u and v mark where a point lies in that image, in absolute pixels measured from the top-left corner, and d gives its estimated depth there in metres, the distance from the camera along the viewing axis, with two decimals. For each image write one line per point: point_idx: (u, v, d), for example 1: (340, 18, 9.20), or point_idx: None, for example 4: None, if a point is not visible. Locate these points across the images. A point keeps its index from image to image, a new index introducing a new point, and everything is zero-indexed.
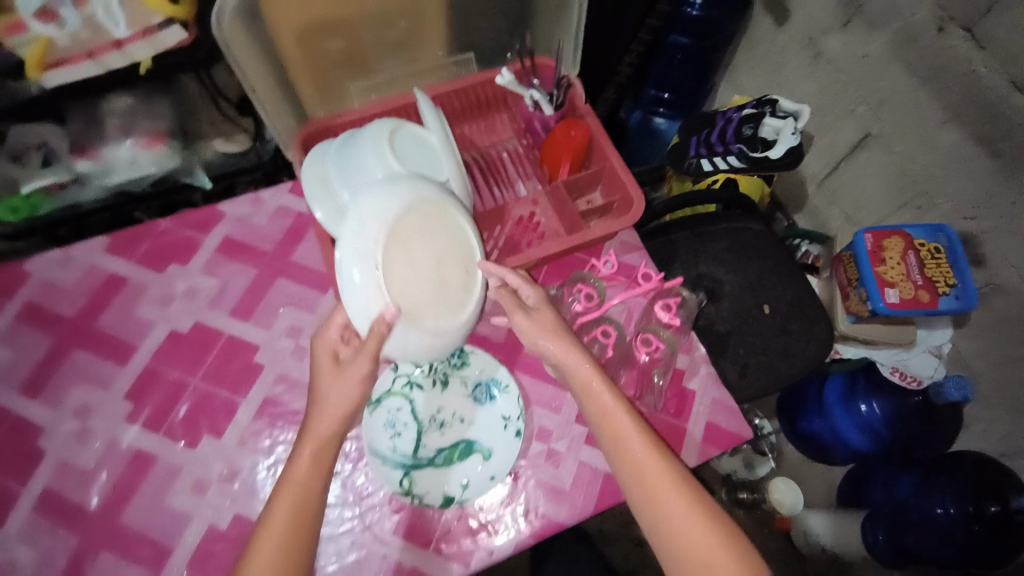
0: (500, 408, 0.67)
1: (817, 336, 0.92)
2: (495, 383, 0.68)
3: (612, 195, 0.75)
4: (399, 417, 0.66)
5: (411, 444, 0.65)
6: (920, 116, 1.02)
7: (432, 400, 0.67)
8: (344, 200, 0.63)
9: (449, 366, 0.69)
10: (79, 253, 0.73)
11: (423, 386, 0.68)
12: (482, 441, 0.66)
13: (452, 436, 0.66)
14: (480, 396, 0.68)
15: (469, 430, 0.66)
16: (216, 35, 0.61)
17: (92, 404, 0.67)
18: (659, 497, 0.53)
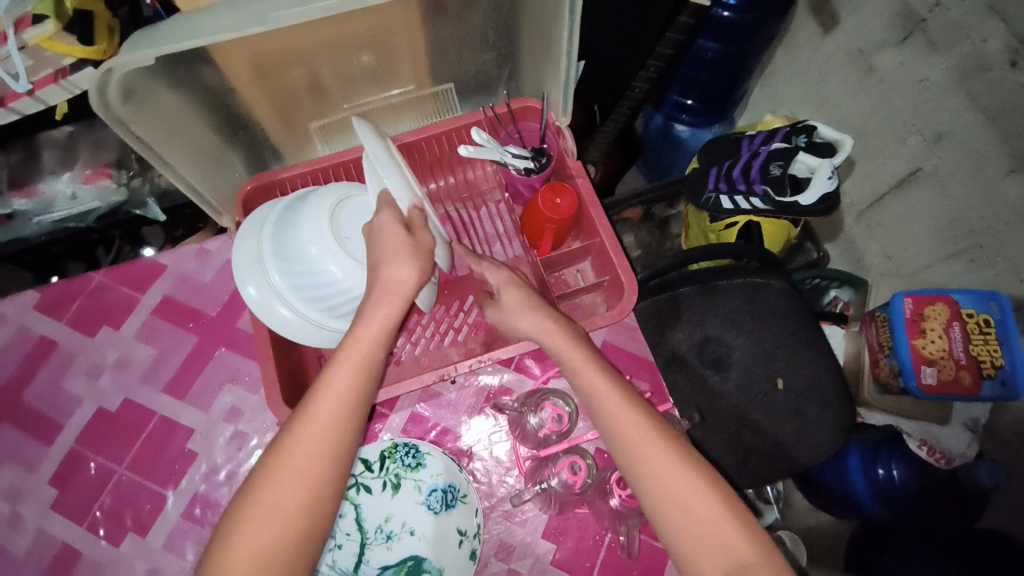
0: (455, 521, 0.59)
1: (838, 422, 0.78)
2: (452, 490, 0.59)
3: (603, 274, 0.65)
4: (341, 525, 0.58)
5: (353, 558, 0.58)
6: (984, 159, 0.88)
7: (380, 507, 0.60)
8: (279, 286, 0.55)
9: (402, 467, 0.60)
10: (9, 312, 0.67)
11: (372, 489, 0.60)
12: (433, 560, 0.58)
13: (400, 551, 0.58)
14: (434, 505, 0.59)
15: (419, 545, 0.58)
16: (108, 116, 0.50)
17: (20, 488, 0.61)
18: (677, 489, 0.47)
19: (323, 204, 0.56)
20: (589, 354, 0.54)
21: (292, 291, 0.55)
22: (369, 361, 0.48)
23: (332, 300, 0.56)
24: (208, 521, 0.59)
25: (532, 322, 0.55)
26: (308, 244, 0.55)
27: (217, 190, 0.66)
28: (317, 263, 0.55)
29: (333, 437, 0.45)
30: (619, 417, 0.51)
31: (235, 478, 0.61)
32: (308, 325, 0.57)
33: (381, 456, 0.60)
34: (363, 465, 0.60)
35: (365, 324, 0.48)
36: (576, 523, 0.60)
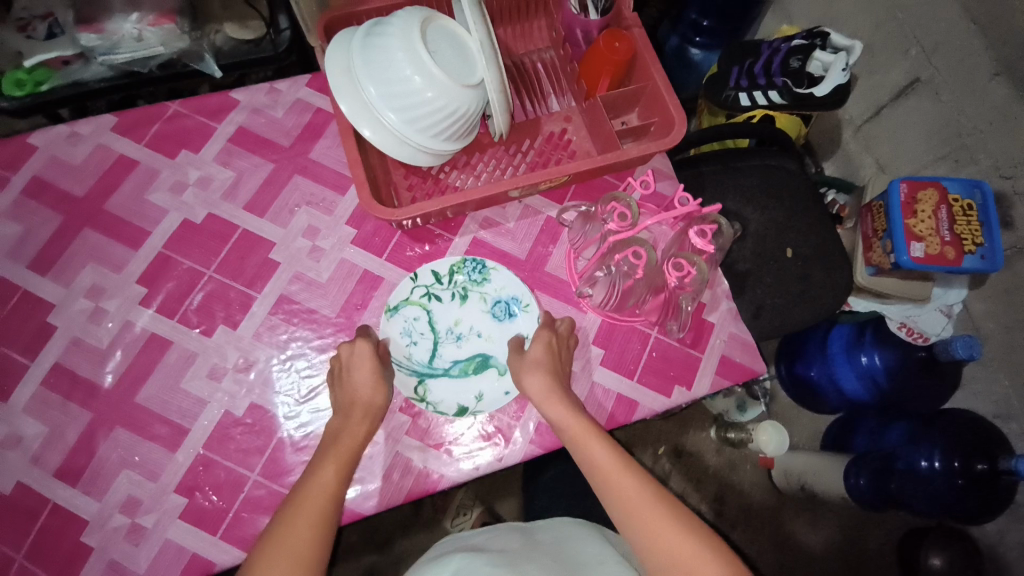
0: (517, 327, 0.66)
1: (838, 285, 0.90)
2: (515, 301, 0.67)
3: (650, 117, 0.71)
4: (416, 326, 0.65)
5: (427, 353, 0.65)
6: (975, 64, 0.96)
7: (449, 313, 0.66)
8: (370, 96, 0.58)
9: (469, 281, 0.68)
10: (86, 131, 0.70)
11: (442, 298, 0.67)
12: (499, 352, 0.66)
13: (468, 348, 0.65)
14: (499, 313, 0.67)
15: (485, 343, 0.66)
16: None
17: (105, 286, 0.65)
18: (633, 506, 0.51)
19: (410, 18, 0.58)
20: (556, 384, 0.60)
21: (381, 101, 0.58)
22: (352, 449, 0.57)
23: (417, 114, 0.59)
24: (293, 317, 0.65)
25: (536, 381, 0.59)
26: (396, 55, 0.58)
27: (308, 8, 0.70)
28: (403, 74, 0.58)
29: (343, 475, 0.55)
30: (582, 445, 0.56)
31: (314, 284, 0.67)
32: (395, 138, 0.60)
33: (450, 276, 0.67)
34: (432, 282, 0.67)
35: (369, 388, 0.59)
36: (623, 332, 0.68)
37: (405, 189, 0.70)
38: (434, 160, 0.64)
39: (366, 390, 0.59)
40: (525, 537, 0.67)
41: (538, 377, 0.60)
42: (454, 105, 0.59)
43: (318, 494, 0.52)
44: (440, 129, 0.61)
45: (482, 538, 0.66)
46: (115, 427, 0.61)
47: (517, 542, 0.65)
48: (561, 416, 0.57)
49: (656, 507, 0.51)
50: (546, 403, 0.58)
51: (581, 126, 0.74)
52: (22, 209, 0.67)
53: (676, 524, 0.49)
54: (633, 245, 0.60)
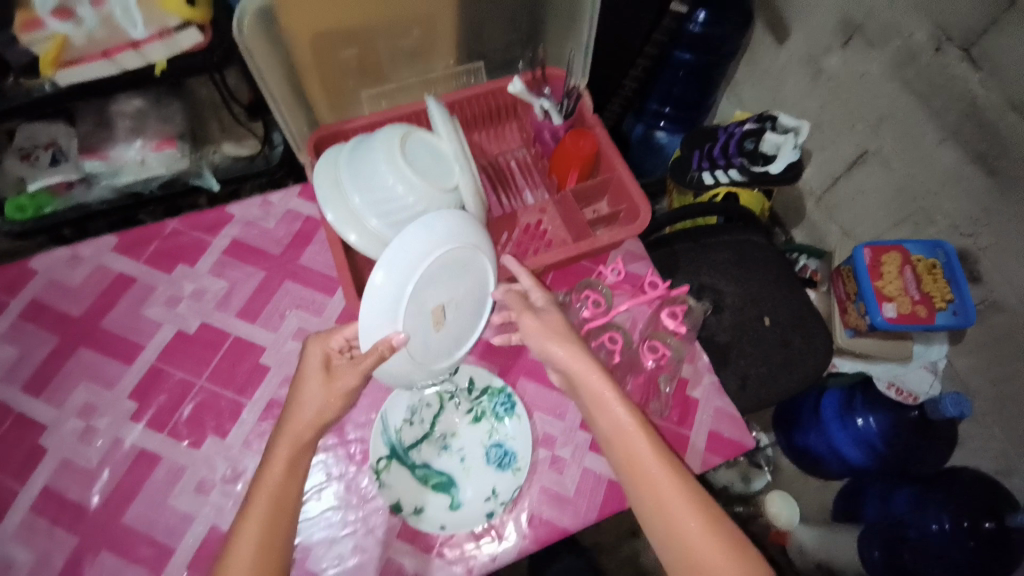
0: (516, 427, 0.67)
1: (818, 349, 0.93)
2: (509, 455, 0.65)
3: (618, 205, 0.76)
4: (422, 411, 0.67)
5: (429, 455, 0.65)
6: (919, 133, 1.04)
7: (450, 423, 0.67)
8: (357, 206, 0.63)
9: (492, 411, 0.68)
10: (86, 253, 0.73)
11: (445, 408, 0.68)
12: (507, 444, 0.66)
13: (447, 462, 0.65)
14: (493, 458, 0.65)
15: (493, 439, 0.66)
16: (236, 40, 0.64)
17: (98, 404, 0.66)
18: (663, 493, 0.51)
19: (390, 135, 0.64)
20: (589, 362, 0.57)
21: (366, 209, 0.63)
22: (297, 470, 0.52)
23: (400, 218, 0.63)
24: None
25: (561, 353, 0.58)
26: (379, 167, 0.63)
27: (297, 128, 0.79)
28: (386, 183, 0.63)
29: (287, 507, 0.50)
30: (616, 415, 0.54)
31: None
32: (380, 241, 0.64)
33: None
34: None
35: (324, 387, 0.55)
36: None
37: None
38: None
39: (313, 400, 0.55)
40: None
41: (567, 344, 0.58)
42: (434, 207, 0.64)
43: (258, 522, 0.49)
44: None
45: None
46: (101, 549, 0.60)
47: None
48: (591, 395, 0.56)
49: (676, 489, 0.51)
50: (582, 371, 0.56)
51: (555, 217, 0.78)
52: (20, 332, 0.69)
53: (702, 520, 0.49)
54: (608, 328, 0.68)
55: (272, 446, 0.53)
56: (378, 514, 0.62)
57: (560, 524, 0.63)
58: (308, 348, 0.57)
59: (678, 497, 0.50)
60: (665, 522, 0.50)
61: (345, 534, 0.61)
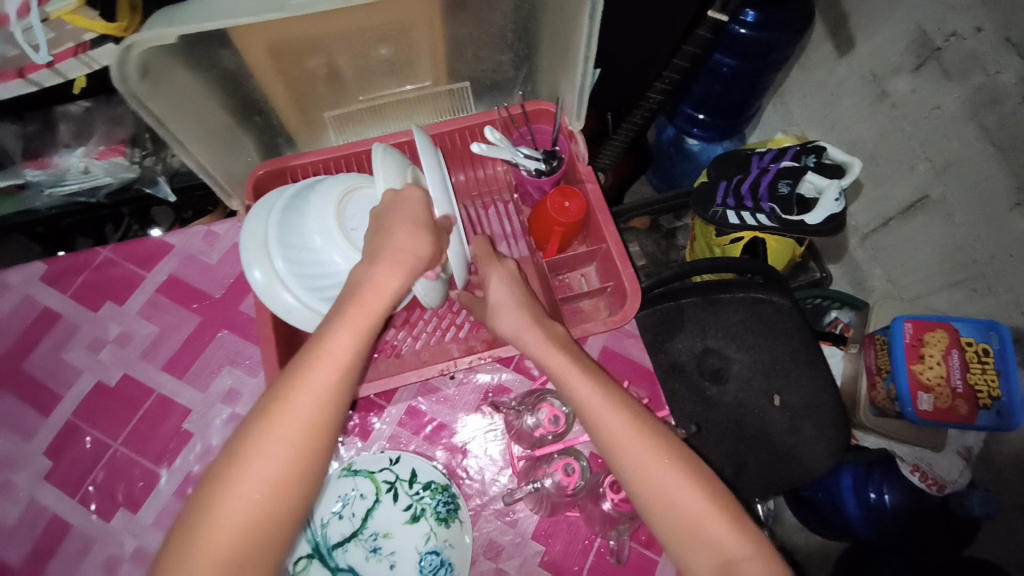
0: (457, 534, 0.58)
1: (834, 441, 0.78)
2: (445, 567, 0.57)
3: (607, 280, 0.65)
4: (355, 503, 0.59)
5: (357, 557, 0.58)
6: (991, 190, 0.88)
7: (387, 518, 0.59)
8: (284, 276, 0.54)
9: (433, 510, 0.59)
10: (15, 281, 0.67)
11: (385, 499, 0.60)
12: (444, 553, 0.57)
13: (374, 568, 0.57)
14: (426, 569, 0.57)
15: (430, 545, 0.58)
16: (121, 88, 0.51)
17: (11, 457, 0.61)
18: (656, 474, 0.48)
19: (329, 196, 0.55)
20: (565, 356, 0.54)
21: (295, 280, 0.54)
22: (341, 376, 0.44)
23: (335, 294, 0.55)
24: None
25: (511, 322, 0.56)
26: (313, 236, 0.55)
27: (227, 173, 0.68)
28: (320, 256, 0.55)
29: (338, 391, 0.44)
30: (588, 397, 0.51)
31: None
32: (310, 314, 0.56)
33: (371, 460, 0.61)
34: (350, 470, 0.60)
35: (378, 281, 0.47)
36: (566, 526, 0.60)
37: None
38: None
39: (376, 290, 0.46)
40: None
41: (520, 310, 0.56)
42: None
43: (295, 418, 0.42)
44: None
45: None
46: None
47: None
48: (540, 349, 0.54)
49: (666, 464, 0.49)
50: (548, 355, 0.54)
51: (533, 281, 0.68)
52: None
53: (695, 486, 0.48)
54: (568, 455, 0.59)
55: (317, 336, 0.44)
56: None
57: None
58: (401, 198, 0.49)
59: (639, 438, 0.49)
60: (633, 469, 0.49)
61: None
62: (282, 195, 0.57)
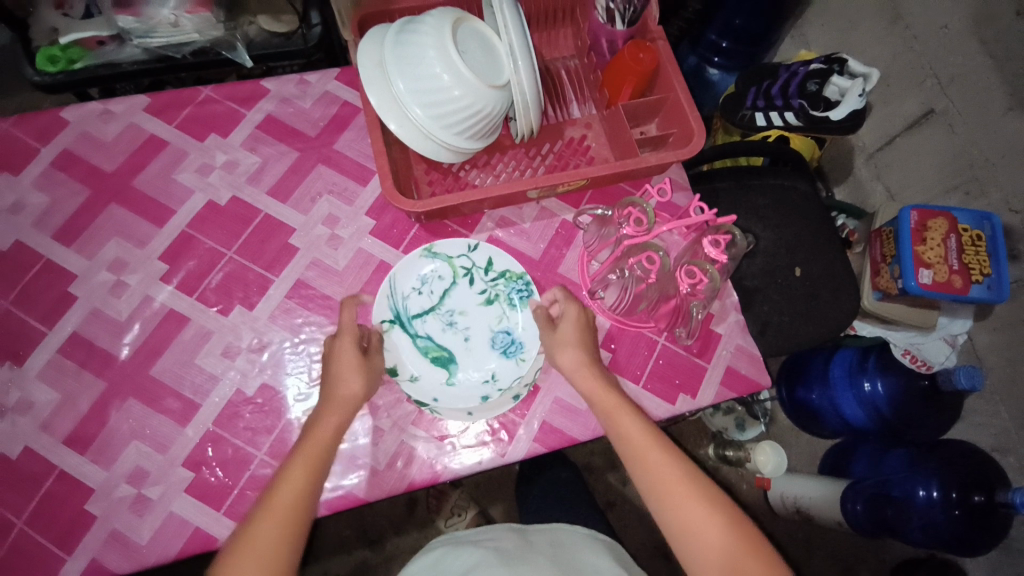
0: (525, 316, 0.68)
1: (844, 306, 0.91)
2: (517, 344, 0.67)
3: (669, 128, 0.73)
4: (435, 283, 0.68)
5: (433, 325, 0.67)
6: (988, 98, 0.98)
7: (463, 298, 0.68)
8: (399, 91, 0.60)
9: (506, 297, 0.68)
10: (120, 110, 0.72)
11: (465, 284, 0.69)
12: (515, 333, 0.67)
13: (450, 337, 0.67)
14: (497, 344, 0.67)
15: (502, 323, 0.68)
16: None
17: (126, 260, 0.67)
18: (681, 499, 0.52)
19: (442, 18, 0.60)
20: (610, 392, 0.59)
21: (408, 94, 0.60)
22: (321, 452, 0.53)
23: (443, 111, 0.61)
24: (309, 302, 0.66)
25: (572, 360, 0.61)
26: (427, 53, 0.60)
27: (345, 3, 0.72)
28: (432, 71, 0.60)
29: (320, 470, 0.52)
30: (624, 424, 0.57)
31: (331, 271, 0.68)
32: (420, 133, 0.62)
33: (451, 247, 0.69)
34: (431, 253, 0.68)
35: (348, 383, 0.57)
36: (631, 338, 0.69)
37: (426, 184, 0.71)
38: (455, 158, 0.66)
39: (343, 393, 0.57)
40: (520, 538, 0.67)
41: (570, 352, 0.61)
42: (479, 105, 0.61)
43: (289, 495, 0.50)
44: (465, 127, 0.62)
45: (479, 533, 0.68)
46: (127, 398, 0.62)
47: (512, 541, 0.65)
48: (580, 381, 0.60)
49: (690, 490, 0.53)
50: (579, 377, 0.60)
51: (601, 133, 0.76)
52: (51, 180, 0.69)
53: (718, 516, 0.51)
54: (647, 248, 0.62)
55: (289, 458, 0.52)
56: (394, 402, 0.64)
57: (570, 433, 0.65)
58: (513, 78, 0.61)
59: (659, 453, 0.55)
60: (671, 510, 0.52)
61: (362, 415, 0.63)
62: (396, 27, 0.63)
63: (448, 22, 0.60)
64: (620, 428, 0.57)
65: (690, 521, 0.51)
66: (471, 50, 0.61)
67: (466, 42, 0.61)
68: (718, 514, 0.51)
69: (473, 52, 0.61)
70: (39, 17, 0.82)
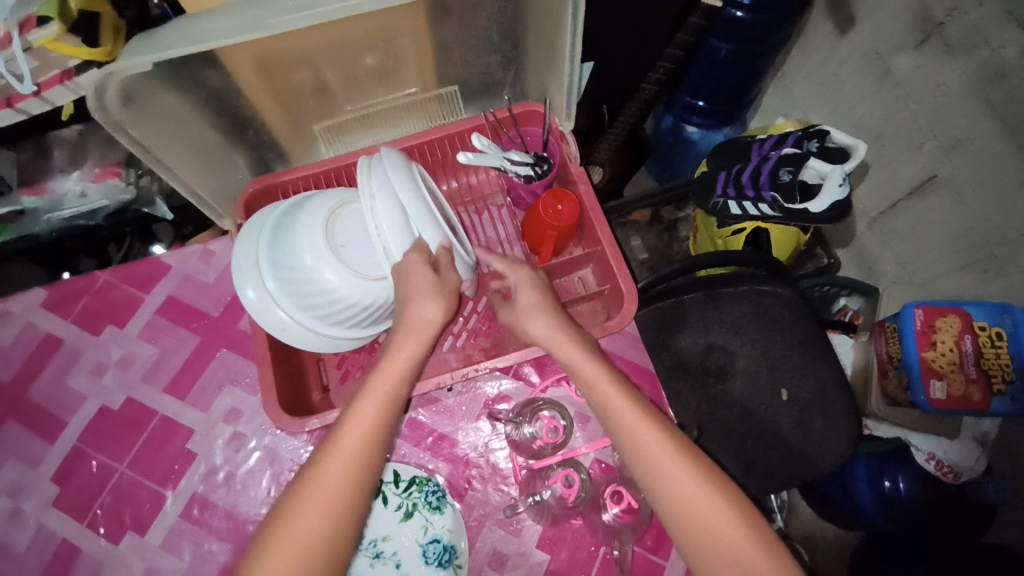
0: (451, 518, 0.59)
1: (842, 435, 0.77)
2: (450, 550, 0.58)
3: (604, 281, 0.65)
4: None
5: None
6: (1002, 168, 0.85)
7: (384, 523, 0.59)
8: (275, 291, 0.55)
9: (423, 501, 0.60)
10: (17, 309, 0.68)
11: (387, 501, 0.60)
12: (445, 539, 0.58)
13: (380, 574, 0.58)
14: (430, 557, 0.58)
15: (428, 536, 0.59)
16: (102, 119, 0.50)
17: (23, 484, 0.62)
18: (657, 458, 0.50)
19: (318, 210, 0.55)
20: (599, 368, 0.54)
21: (288, 296, 0.55)
22: (380, 443, 0.48)
23: (328, 310, 0.55)
24: (205, 521, 0.60)
25: (544, 329, 0.56)
26: (303, 254, 0.55)
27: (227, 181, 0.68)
28: (312, 270, 0.54)
29: (360, 477, 0.47)
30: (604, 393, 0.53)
31: (233, 478, 0.62)
32: (307, 331, 0.56)
33: None
34: None
35: (357, 411, 0.48)
36: (571, 534, 0.60)
37: (334, 367, 0.67)
38: (355, 345, 0.60)
39: (355, 422, 0.48)
40: None
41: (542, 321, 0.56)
42: (365, 299, 0.55)
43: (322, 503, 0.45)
44: (357, 319, 0.57)
45: None
46: None
47: None
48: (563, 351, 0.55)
49: (669, 451, 0.50)
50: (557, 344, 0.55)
51: None
52: None
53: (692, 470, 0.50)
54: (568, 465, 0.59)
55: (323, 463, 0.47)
56: None
57: None
58: (408, 263, 0.50)
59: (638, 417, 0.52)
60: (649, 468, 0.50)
61: None
62: (272, 219, 0.57)
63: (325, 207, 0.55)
64: (599, 392, 0.53)
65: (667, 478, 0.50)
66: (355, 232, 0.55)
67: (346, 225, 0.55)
68: (705, 480, 0.50)
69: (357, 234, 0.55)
70: None
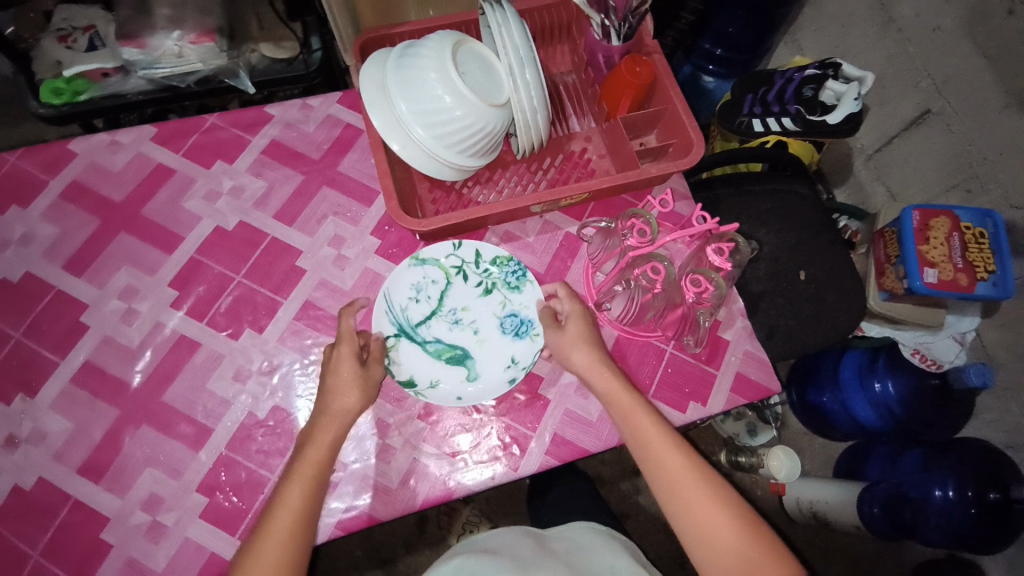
0: (529, 294, 0.69)
1: (851, 309, 0.91)
2: (525, 322, 0.68)
3: (669, 139, 0.74)
4: (428, 287, 0.68)
5: (422, 313, 0.67)
6: (982, 99, 0.94)
7: (464, 296, 0.69)
8: (401, 112, 0.61)
9: (503, 279, 0.70)
10: (128, 141, 0.73)
11: (468, 279, 0.70)
12: (522, 314, 0.68)
13: (459, 335, 0.67)
14: (508, 327, 0.68)
15: (505, 307, 0.69)
16: None
17: (138, 287, 0.68)
18: (678, 481, 0.54)
19: (442, 41, 0.61)
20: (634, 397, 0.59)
21: (414, 117, 0.61)
22: (319, 471, 0.55)
23: (445, 131, 0.61)
24: (318, 323, 0.67)
25: (586, 359, 0.61)
26: (428, 75, 0.61)
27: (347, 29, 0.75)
28: (435, 93, 0.60)
29: (305, 515, 0.52)
30: (637, 423, 0.57)
31: (338, 291, 0.69)
32: (423, 152, 0.62)
33: (437, 250, 0.70)
34: (418, 260, 0.69)
35: (282, 500, 0.52)
36: (637, 348, 0.70)
37: (430, 202, 0.72)
38: (458, 176, 0.67)
39: (281, 513, 0.52)
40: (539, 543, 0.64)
41: (584, 350, 0.61)
42: (479, 124, 0.61)
43: (282, 530, 0.51)
44: (467, 145, 0.63)
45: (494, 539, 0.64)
46: (141, 424, 0.63)
47: (531, 547, 0.62)
48: (601, 379, 0.60)
49: (686, 472, 0.54)
50: (591, 372, 0.60)
51: (600, 146, 0.76)
52: (60, 211, 0.70)
53: (708, 492, 0.53)
54: (652, 259, 0.65)
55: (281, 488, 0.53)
56: (402, 419, 0.65)
57: (581, 445, 0.65)
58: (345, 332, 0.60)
59: (666, 445, 0.56)
60: (680, 500, 0.54)
61: (370, 434, 0.64)
62: (394, 56, 0.63)
63: (448, 43, 0.61)
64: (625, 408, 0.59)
65: (692, 505, 0.53)
66: (471, 69, 0.62)
67: (465, 61, 0.62)
68: (720, 504, 0.53)
69: (473, 70, 0.62)
70: (43, 52, 0.84)
